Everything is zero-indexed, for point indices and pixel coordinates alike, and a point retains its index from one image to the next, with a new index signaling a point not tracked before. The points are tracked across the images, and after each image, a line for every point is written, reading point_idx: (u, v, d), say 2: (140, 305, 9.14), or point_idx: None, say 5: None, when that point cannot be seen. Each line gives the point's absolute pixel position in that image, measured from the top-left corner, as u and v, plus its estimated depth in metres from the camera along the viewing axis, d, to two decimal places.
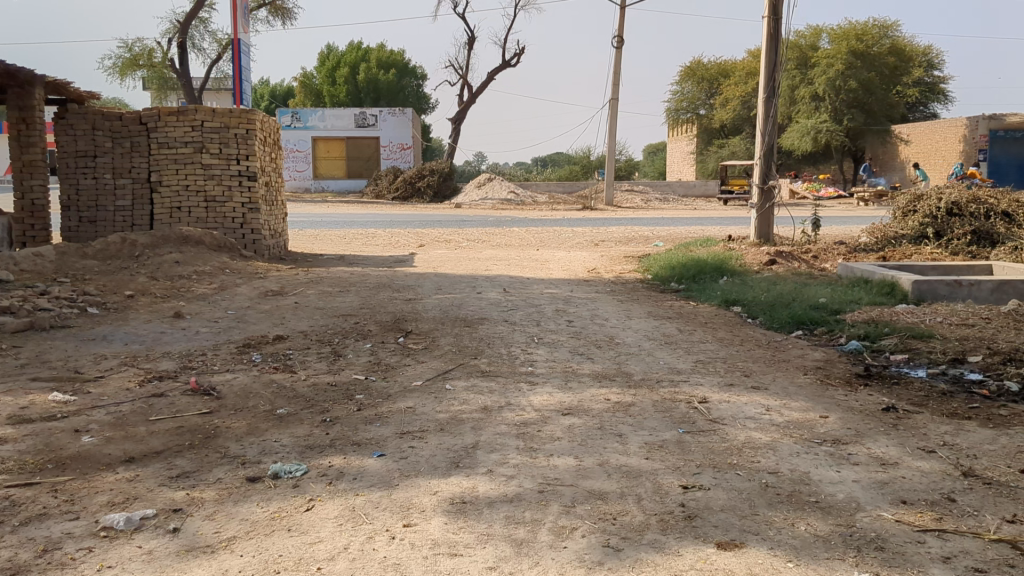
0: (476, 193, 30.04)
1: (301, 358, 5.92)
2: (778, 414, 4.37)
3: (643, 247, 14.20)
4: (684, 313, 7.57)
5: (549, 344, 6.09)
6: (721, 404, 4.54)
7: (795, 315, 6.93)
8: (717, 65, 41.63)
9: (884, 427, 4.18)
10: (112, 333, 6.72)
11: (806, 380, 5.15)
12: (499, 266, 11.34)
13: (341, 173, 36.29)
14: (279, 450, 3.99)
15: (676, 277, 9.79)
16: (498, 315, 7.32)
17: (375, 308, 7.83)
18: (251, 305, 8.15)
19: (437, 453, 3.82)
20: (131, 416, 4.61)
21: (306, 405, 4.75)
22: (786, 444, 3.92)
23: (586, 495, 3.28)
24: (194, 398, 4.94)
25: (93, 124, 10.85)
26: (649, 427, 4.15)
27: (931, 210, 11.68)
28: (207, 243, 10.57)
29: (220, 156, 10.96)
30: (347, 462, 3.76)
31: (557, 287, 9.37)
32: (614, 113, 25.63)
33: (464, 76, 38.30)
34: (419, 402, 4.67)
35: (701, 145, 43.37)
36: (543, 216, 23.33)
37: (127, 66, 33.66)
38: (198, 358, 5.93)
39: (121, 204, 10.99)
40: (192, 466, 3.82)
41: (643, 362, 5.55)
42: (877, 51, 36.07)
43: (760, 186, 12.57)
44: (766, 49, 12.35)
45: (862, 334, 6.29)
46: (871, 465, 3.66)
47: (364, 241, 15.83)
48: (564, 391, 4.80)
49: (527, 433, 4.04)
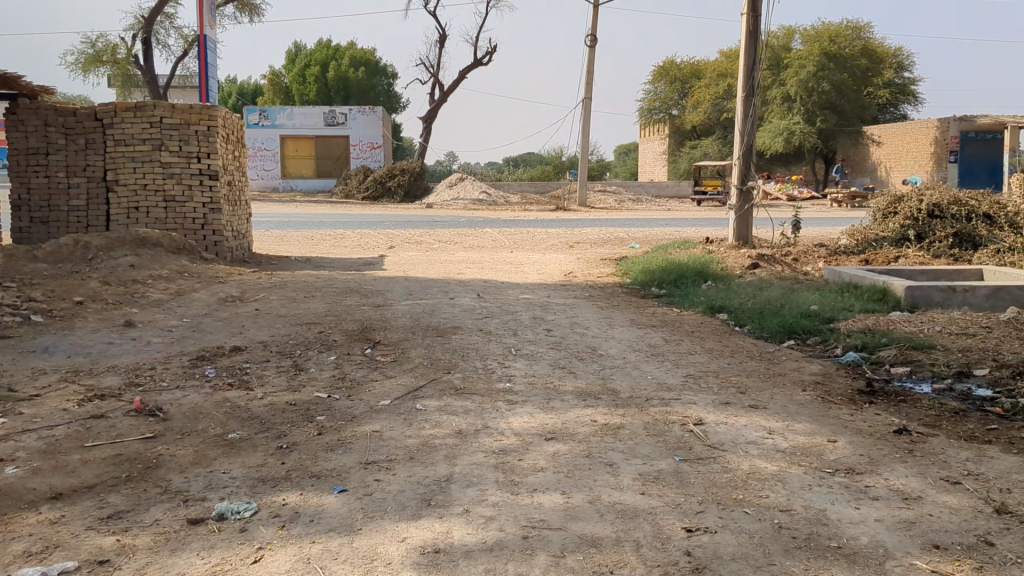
0: (447, 193, 29.59)
1: (260, 372, 5.46)
2: (782, 438, 3.98)
3: (619, 250, 13.85)
4: (669, 320, 7.19)
5: (528, 357, 5.67)
6: (719, 426, 4.14)
7: (786, 323, 6.56)
8: (689, 64, 41.56)
9: (899, 453, 3.80)
10: (55, 344, 6.21)
11: (806, 397, 4.76)
12: (471, 269, 10.90)
13: (311, 172, 35.71)
14: (228, 484, 3.54)
15: (656, 282, 9.41)
16: (472, 324, 6.88)
17: (341, 316, 7.35)
18: (210, 312, 7.66)
19: (406, 489, 3.37)
20: (65, 442, 4.13)
21: (261, 428, 4.30)
22: (796, 474, 3.53)
23: (577, 541, 2.87)
24: (138, 419, 4.47)
25: (45, 119, 10.24)
26: (641, 453, 3.75)
27: (913, 212, 11.38)
28: (165, 245, 10.06)
29: (180, 154, 10.45)
30: (303, 499, 3.31)
31: (534, 292, 8.95)
32: (586, 112, 25.34)
33: (435, 75, 37.71)
34: (387, 425, 4.24)
35: (674, 146, 43.17)
36: (515, 216, 22.89)
37: (91, 62, 32.94)
38: (145, 373, 5.44)
39: (75, 204, 10.42)
40: (126, 504, 3.35)
41: (629, 377, 5.15)
42: (849, 52, 36.01)
43: (739, 187, 12.19)
44: (746, 47, 11.99)
45: (859, 345, 5.92)
46: (893, 500, 3.27)
47: (332, 242, 15.37)
48: (545, 413, 4.37)
49: (507, 463, 3.62)
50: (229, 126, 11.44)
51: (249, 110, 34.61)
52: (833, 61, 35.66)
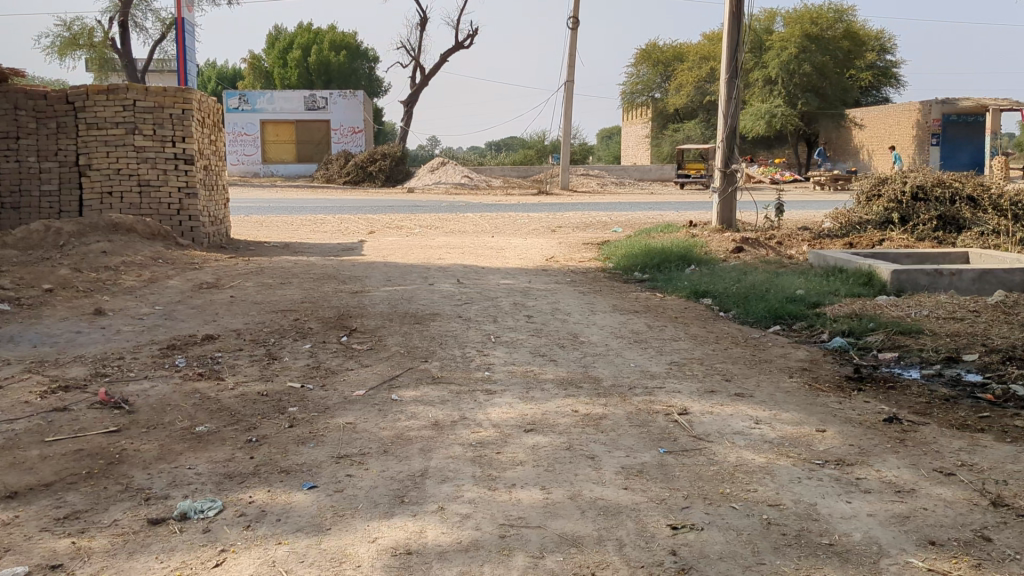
0: (429, 177, 29.42)
1: (231, 361, 5.29)
2: (769, 428, 3.85)
3: (601, 233, 13.72)
4: (652, 306, 7.04)
5: (508, 344, 5.52)
6: (705, 416, 4.01)
7: (772, 308, 6.44)
8: (673, 48, 41.44)
9: (890, 443, 3.68)
10: (21, 333, 6.01)
11: (794, 384, 4.64)
12: (452, 254, 10.74)
13: (292, 157, 35.27)
14: (193, 481, 3.38)
15: (639, 266, 9.28)
16: (451, 310, 6.72)
17: (317, 303, 7.18)
18: (183, 299, 7.47)
19: (379, 485, 3.22)
20: (24, 437, 3.95)
21: (230, 420, 4.14)
22: (784, 466, 3.40)
23: (557, 541, 2.73)
24: (103, 412, 4.29)
25: (15, 102, 9.95)
26: (624, 445, 3.61)
27: (896, 195, 11.23)
28: (139, 230, 9.84)
29: (153, 137, 10.21)
30: (271, 497, 3.16)
31: (515, 277, 8.80)
32: (568, 96, 25.16)
33: (416, 58, 37.32)
34: (360, 417, 4.09)
35: (656, 129, 42.99)
36: (497, 201, 22.69)
37: (67, 46, 32.45)
38: (112, 364, 5.25)
39: (47, 188, 10.14)
40: (84, 503, 3.19)
41: (611, 365, 5.01)
42: (831, 35, 35.79)
43: (722, 170, 12.09)
44: (730, 27, 11.82)
45: (846, 330, 5.81)
46: (885, 493, 3.15)
47: (312, 227, 15.15)
48: (525, 403, 4.23)
49: (485, 457, 3.48)
50: (205, 109, 11.17)
51: (228, 93, 34.17)
52: (815, 43, 35.53)
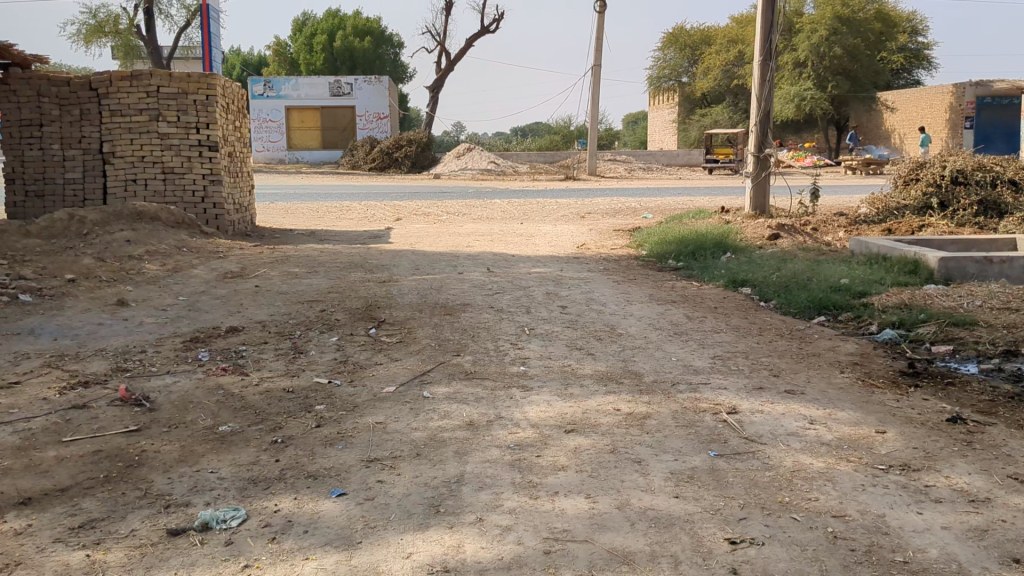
0: (455, 163, 29.20)
1: (256, 355, 5.11)
2: (825, 429, 3.62)
3: (631, 220, 13.44)
4: (690, 296, 6.78)
5: (543, 337, 5.30)
6: (755, 416, 3.77)
7: (816, 298, 6.16)
8: (700, 30, 40.89)
9: (957, 446, 3.44)
10: (42, 326, 5.86)
11: (846, 380, 4.39)
12: (480, 242, 10.51)
13: (318, 143, 35.18)
14: (215, 486, 3.19)
15: (673, 254, 9.00)
16: (482, 301, 6.51)
17: (344, 293, 6.98)
18: (207, 289, 7.30)
19: (413, 492, 3.02)
20: (42, 437, 3.79)
21: (255, 420, 3.95)
22: (846, 472, 3.17)
23: (607, 557, 2.52)
24: (123, 410, 4.12)
25: (38, 90, 9.87)
26: (672, 448, 3.39)
27: (935, 179, 10.85)
28: (163, 219, 9.70)
29: (178, 125, 10.05)
30: (297, 506, 2.97)
31: (546, 265, 8.56)
32: (595, 80, 24.83)
33: (441, 43, 36.99)
34: (391, 416, 3.89)
35: (684, 113, 42.50)
36: (525, 186, 22.45)
37: (93, 33, 32.50)
38: (134, 358, 5.09)
39: (71, 176, 10.05)
40: (100, 511, 3.01)
41: (652, 359, 4.78)
42: (863, 16, 34.96)
43: (756, 155, 11.74)
44: (764, 7, 11.45)
45: (896, 322, 5.53)
46: (958, 503, 2.91)
47: (337, 214, 14.98)
48: (564, 400, 4.01)
49: (524, 461, 3.27)
50: (230, 95, 10.99)
51: (253, 80, 34.12)
52: (846, 25, 34.78)
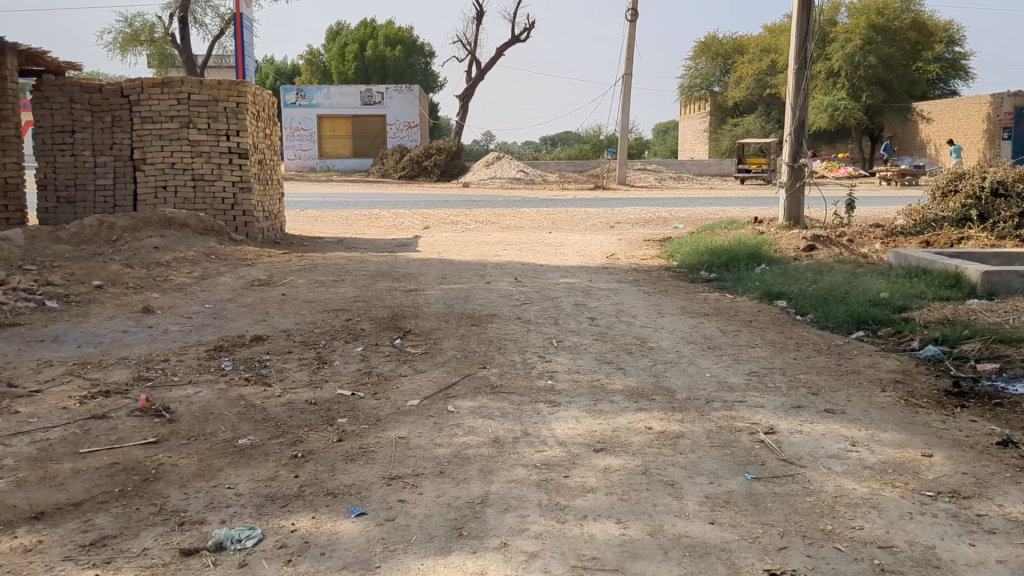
0: (484, 171, 29.14)
1: (280, 365, 5.01)
2: (868, 452, 3.45)
3: (661, 230, 13.28)
4: (723, 309, 6.62)
5: (572, 350, 5.16)
6: (793, 436, 3.61)
7: (854, 312, 5.98)
8: (732, 40, 40.64)
9: (1010, 471, 3.25)
10: (66, 333, 5.81)
11: (887, 399, 4.21)
12: (509, 251, 10.39)
13: (348, 152, 35.26)
14: (232, 502, 3.09)
15: (706, 265, 8.83)
16: (510, 312, 6.38)
17: (370, 302, 6.89)
18: (233, 297, 7.24)
19: (435, 513, 2.89)
20: (60, 448, 3.70)
21: (275, 433, 3.85)
22: (891, 498, 3.00)
23: None
24: (142, 421, 4.03)
25: (71, 96, 9.88)
26: (706, 470, 3.24)
27: (975, 190, 10.60)
28: (192, 226, 9.67)
29: (209, 132, 10.04)
30: (316, 525, 2.85)
31: (575, 276, 8.42)
32: (626, 89, 24.69)
33: (471, 52, 36.99)
34: (415, 431, 3.77)
35: (715, 123, 42.22)
36: (554, 196, 22.33)
37: (128, 42, 32.86)
38: (157, 366, 5.01)
39: (102, 182, 10.05)
40: (113, 528, 2.91)
41: (685, 374, 4.62)
42: (898, 25, 34.53)
43: (790, 165, 11.53)
44: (799, 16, 11.26)
45: (938, 338, 5.34)
46: (1014, 535, 2.74)
47: (367, 222, 14.93)
48: (594, 417, 3.87)
49: (551, 481, 3.13)
50: (261, 102, 10.99)
51: (286, 89, 34.34)
52: (881, 34, 34.36)
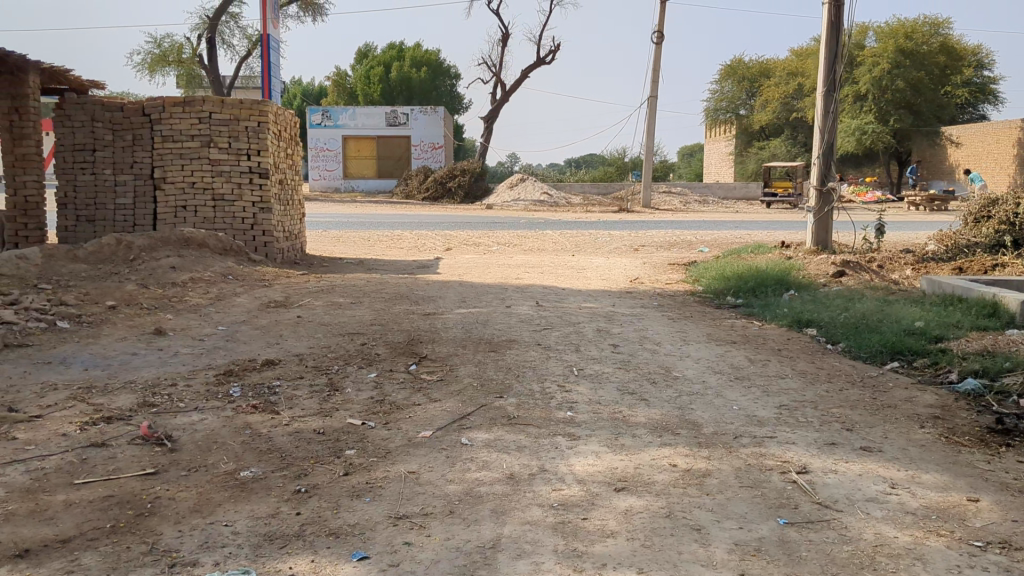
0: (507, 193, 29.02)
1: (290, 392, 4.83)
2: (909, 495, 3.21)
3: (686, 254, 13.04)
4: (751, 336, 6.39)
5: (593, 379, 4.95)
6: (828, 477, 3.38)
7: (888, 343, 5.73)
8: (759, 63, 40.40)
9: None
10: (74, 355, 5.67)
11: (927, 437, 3.97)
12: (530, 274, 10.19)
13: (373, 173, 35.27)
14: (228, 542, 2.90)
15: (732, 290, 8.60)
16: (529, 337, 6.18)
17: (386, 325, 6.71)
18: (248, 319, 7.08)
19: (443, 558, 2.69)
20: (55, 479, 3.53)
21: (279, 465, 3.66)
22: (937, 549, 2.77)
23: None
24: (143, 450, 3.86)
25: (92, 115, 9.83)
26: (735, 514, 3.01)
27: (1009, 216, 10.30)
28: (211, 245, 9.56)
29: (229, 151, 9.94)
30: (314, 569, 2.66)
31: (598, 300, 8.21)
32: (650, 112, 24.50)
33: (496, 73, 36.95)
34: (425, 465, 3.57)
35: (741, 146, 41.94)
36: (577, 218, 22.11)
37: (157, 62, 33.13)
38: (163, 391, 4.85)
39: (121, 202, 9.95)
40: (100, 568, 2.73)
41: (712, 407, 4.40)
42: (927, 49, 34.14)
43: (818, 188, 11.26)
44: (827, 38, 11.04)
45: (978, 370, 5.08)
46: None
47: (388, 243, 14.80)
48: (615, 453, 3.66)
49: (569, 524, 2.92)
50: (282, 123, 10.90)
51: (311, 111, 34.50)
52: (909, 58, 33.98)
